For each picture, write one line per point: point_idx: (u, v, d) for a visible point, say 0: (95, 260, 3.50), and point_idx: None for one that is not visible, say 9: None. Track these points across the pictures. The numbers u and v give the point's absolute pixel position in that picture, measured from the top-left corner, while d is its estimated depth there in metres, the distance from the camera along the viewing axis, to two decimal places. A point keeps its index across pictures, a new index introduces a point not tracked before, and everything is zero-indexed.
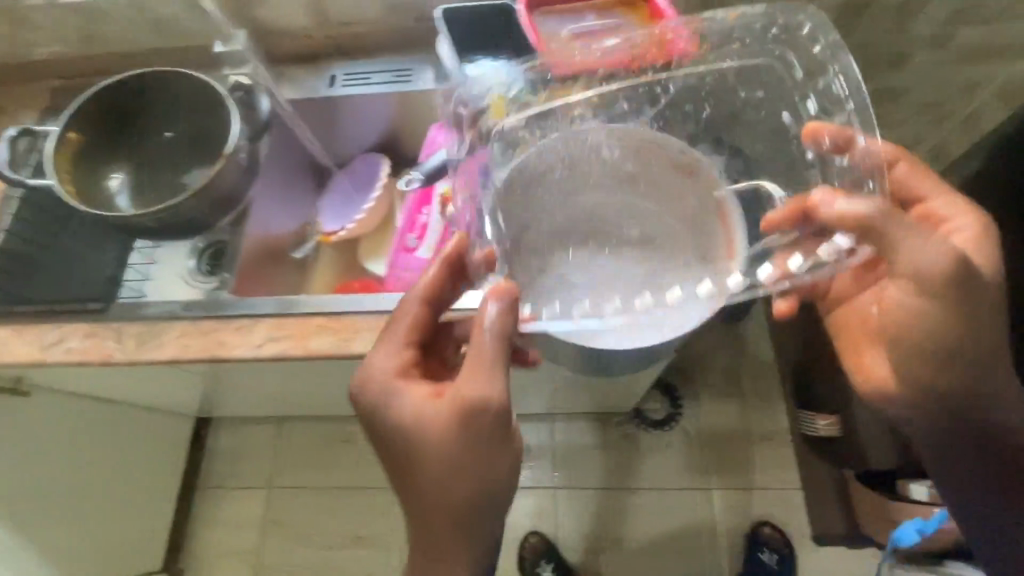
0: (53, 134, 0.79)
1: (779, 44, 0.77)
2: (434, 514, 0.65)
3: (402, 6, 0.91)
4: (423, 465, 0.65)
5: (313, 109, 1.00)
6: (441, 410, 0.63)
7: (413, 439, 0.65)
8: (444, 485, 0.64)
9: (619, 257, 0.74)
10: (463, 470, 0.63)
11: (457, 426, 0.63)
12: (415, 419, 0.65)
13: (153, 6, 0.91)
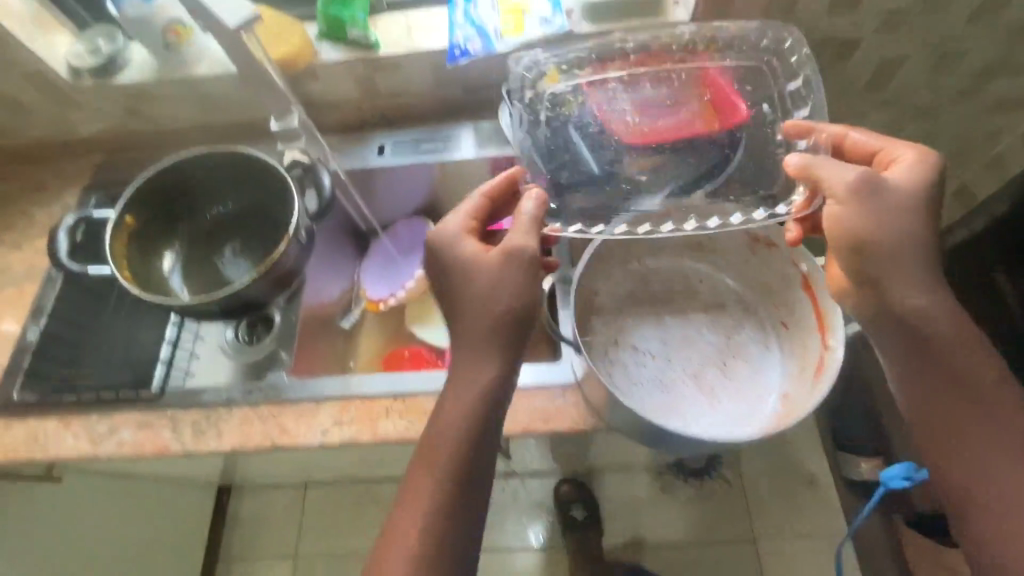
0: (112, 221, 0.78)
1: (766, 54, 0.78)
2: (472, 344, 0.62)
3: (450, 79, 0.92)
4: (472, 291, 0.62)
5: (362, 177, 0.99)
6: (496, 253, 0.62)
7: (467, 270, 0.63)
8: (490, 314, 0.61)
9: (696, 331, 0.75)
10: (511, 303, 0.61)
11: (514, 266, 0.62)
12: (472, 255, 0.63)
13: (204, 84, 0.92)
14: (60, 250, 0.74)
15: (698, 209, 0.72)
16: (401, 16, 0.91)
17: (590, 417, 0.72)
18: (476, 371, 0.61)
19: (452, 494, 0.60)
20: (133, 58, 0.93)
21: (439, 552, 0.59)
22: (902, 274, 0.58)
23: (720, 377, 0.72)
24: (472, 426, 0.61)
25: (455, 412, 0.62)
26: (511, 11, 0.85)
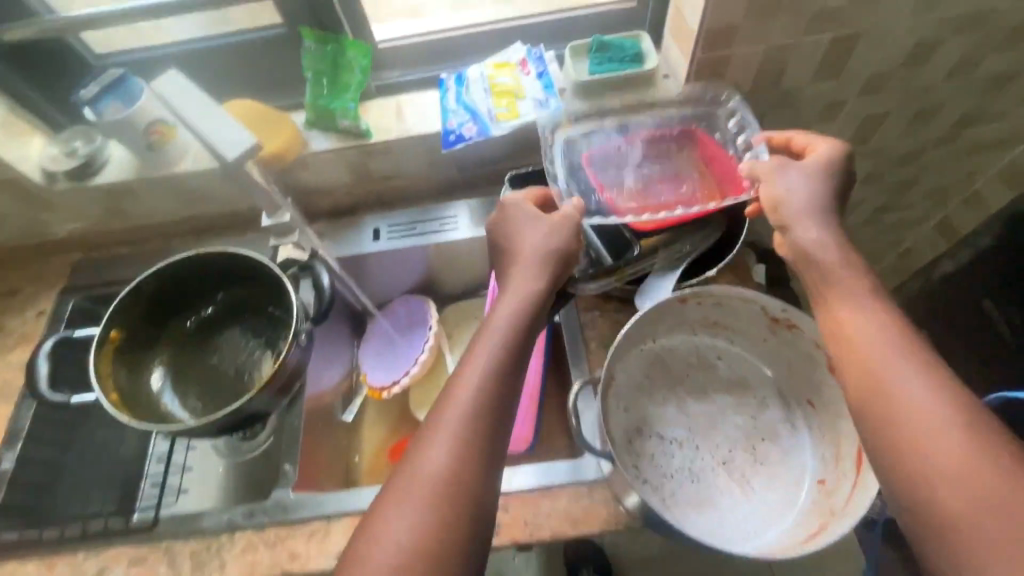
0: (97, 339, 0.73)
1: (708, 103, 0.82)
2: (522, 274, 0.64)
3: (443, 158, 0.91)
4: (527, 241, 0.66)
5: (360, 263, 0.96)
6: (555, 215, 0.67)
7: (523, 224, 0.68)
8: (539, 253, 0.65)
9: (721, 413, 0.72)
10: (559, 246, 0.65)
11: (564, 222, 0.67)
12: (529, 215, 0.69)
13: (189, 180, 0.89)
14: (40, 378, 0.69)
15: (714, 293, 0.71)
16: (391, 101, 0.90)
17: (622, 516, 0.68)
18: (525, 299, 0.62)
19: (489, 415, 0.55)
20: (113, 157, 0.90)
21: (470, 479, 0.52)
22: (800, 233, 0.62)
23: (753, 463, 0.69)
24: (515, 350, 0.59)
25: (498, 333, 0.59)
26: (503, 92, 0.84)
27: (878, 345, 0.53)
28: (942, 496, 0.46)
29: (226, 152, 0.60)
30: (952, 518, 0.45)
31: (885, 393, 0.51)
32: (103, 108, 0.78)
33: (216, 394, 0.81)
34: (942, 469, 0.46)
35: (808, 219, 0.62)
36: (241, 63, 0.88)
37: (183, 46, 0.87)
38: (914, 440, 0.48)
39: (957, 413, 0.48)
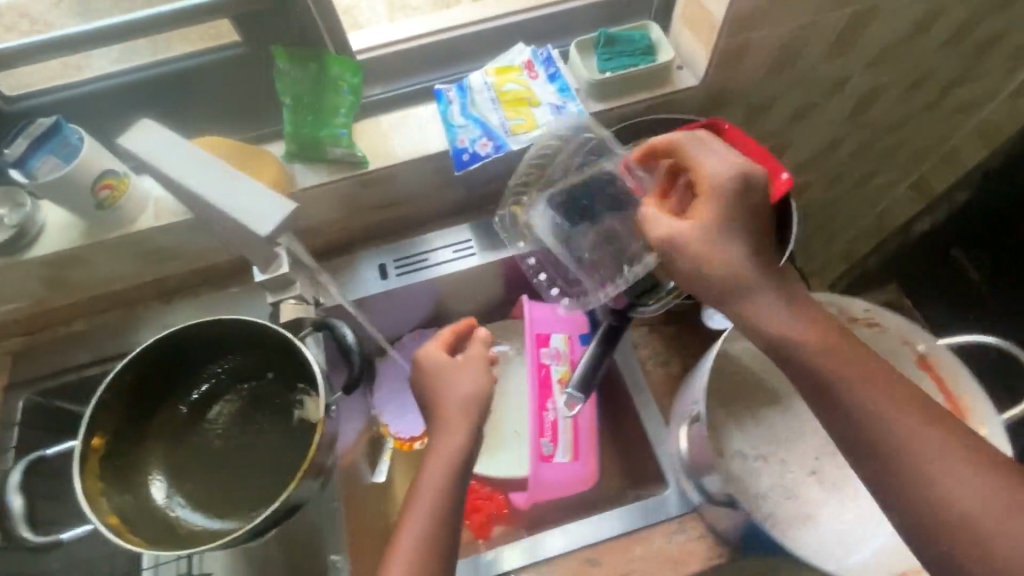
0: (78, 450, 0.60)
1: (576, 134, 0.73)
2: (447, 419, 0.64)
3: (450, 179, 0.82)
4: (448, 391, 0.66)
5: (368, 306, 0.85)
6: (459, 363, 0.68)
7: (437, 372, 0.68)
8: (460, 396, 0.66)
9: (801, 422, 0.69)
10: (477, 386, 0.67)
11: (475, 363, 0.68)
12: (443, 364, 0.68)
13: (153, 237, 0.75)
14: (15, 510, 0.55)
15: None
16: (383, 119, 0.79)
17: (721, 549, 0.64)
18: (450, 444, 0.63)
19: (433, 550, 0.58)
20: (49, 221, 0.74)
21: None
22: (720, 275, 0.53)
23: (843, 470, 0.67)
24: (450, 496, 0.61)
25: (429, 496, 0.60)
26: (514, 102, 0.76)
27: (861, 389, 0.49)
28: (959, 542, 0.45)
29: (255, 223, 0.49)
30: (970, 563, 0.44)
31: (883, 444, 0.47)
32: (35, 166, 0.63)
33: (229, 487, 0.69)
34: (955, 514, 0.45)
35: (731, 263, 0.53)
36: (198, 92, 0.74)
37: (118, 78, 0.71)
38: (921, 489, 0.46)
39: (949, 445, 0.46)
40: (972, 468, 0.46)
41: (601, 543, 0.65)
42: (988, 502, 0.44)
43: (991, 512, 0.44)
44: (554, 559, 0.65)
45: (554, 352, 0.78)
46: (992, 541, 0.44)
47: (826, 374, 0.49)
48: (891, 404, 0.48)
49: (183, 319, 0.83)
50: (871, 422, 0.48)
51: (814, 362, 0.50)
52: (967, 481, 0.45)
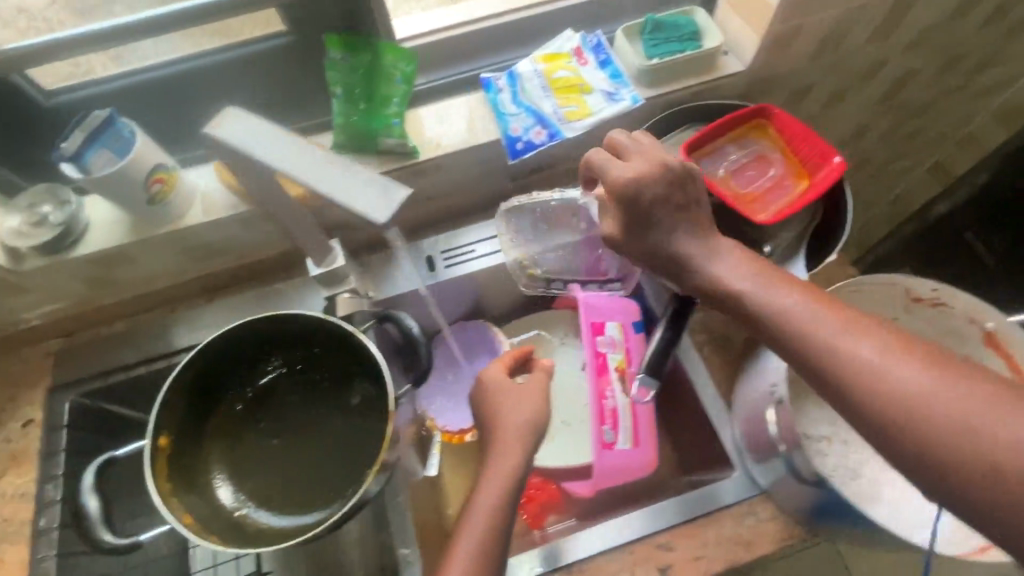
0: (148, 452, 0.60)
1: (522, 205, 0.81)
2: (504, 438, 0.64)
3: (496, 169, 0.81)
4: (506, 414, 0.66)
5: (417, 299, 0.84)
6: (516, 388, 0.68)
7: (497, 395, 0.68)
8: (519, 419, 0.65)
9: None
10: (537, 412, 0.66)
11: (535, 390, 0.68)
12: (502, 387, 0.69)
13: (201, 232, 0.74)
14: (93, 513, 0.54)
15: (861, 284, 0.64)
16: (430, 108, 0.78)
17: (791, 529, 0.65)
18: (508, 464, 0.62)
19: (482, 563, 0.56)
20: (93, 219, 0.72)
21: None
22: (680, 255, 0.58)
23: None
24: (507, 514, 0.59)
25: (481, 515, 0.58)
26: (565, 89, 0.75)
27: (812, 322, 0.48)
28: (960, 463, 0.39)
29: (353, 198, 0.41)
30: (978, 484, 0.38)
31: (847, 373, 0.45)
32: (90, 160, 0.62)
33: (295, 484, 0.68)
34: (944, 430, 0.40)
35: (681, 247, 0.57)
36: (240, 86, 0.73)
37: (164, 71, 0.70)
38: (896, 410, 0.42)
39: (916, 360, 0.43)
40: (948, 379, 0.42)
41: (673, 527, 0.66)
42: (974, 409, 0.40)
43: (981, 417, 0.39)
44: (628, 545, 0.66)
45: (610, 341, 0.78)
46: (990, 450, 0.38)
47: (776, 318, 0.50)
48: (843, 331, 0.47)
49: (227, 316, 0.82)
50: (832, 351, 0.46)
51: (765, 310, 0.51)
52: (944, 392, 0.41)
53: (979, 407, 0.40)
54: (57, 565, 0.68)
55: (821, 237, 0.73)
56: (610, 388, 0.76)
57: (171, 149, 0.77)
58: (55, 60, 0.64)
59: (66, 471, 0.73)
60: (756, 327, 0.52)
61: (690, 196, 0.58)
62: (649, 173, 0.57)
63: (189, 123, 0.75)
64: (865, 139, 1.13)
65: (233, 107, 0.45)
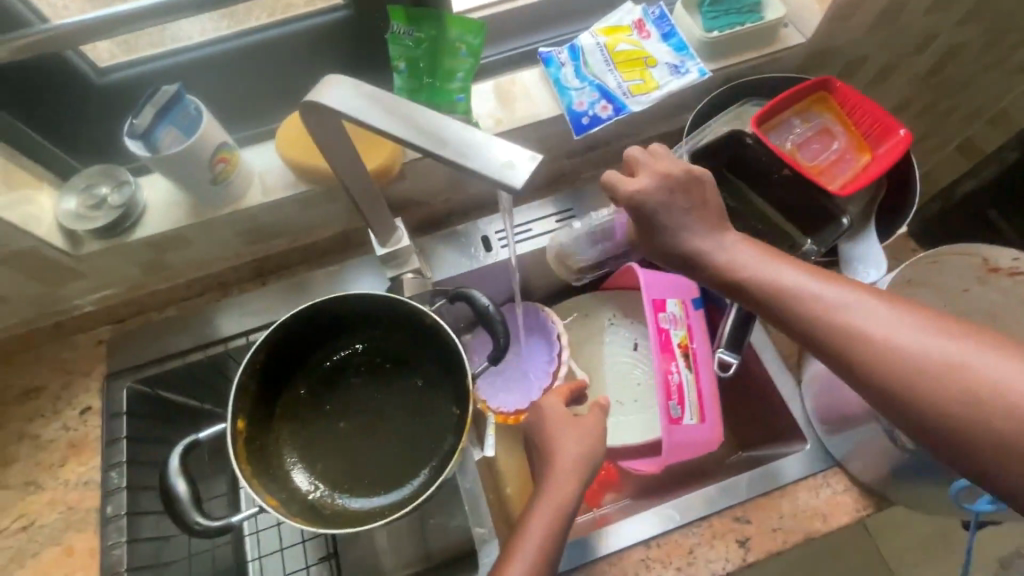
0: (228, 436, 0.61)
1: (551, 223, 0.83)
2: (559, 468, 0.61)
3: (553, 146, 0.80)
4: (562, 444, 0.63)
5: (473, 279, 0.82)
6: (569, 422, 0.65)
7: (552, 424, 0.65)
8: (575, 446, 0.63)
9: None
10: (593, 452, 0.63)
11: (593, 425, 0.65)
12: (559, 418, 0.66)
13: (260, 215, 0.73)
14: (183, 496, 0.56)
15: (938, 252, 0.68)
16: (487, 86, 0.76)
17: (865, 499, 0.67)
18: (564, 491, 0.59)
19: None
20: (150, 202, 0.70)
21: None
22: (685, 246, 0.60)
23: None
24: (558, 542, 0.57)
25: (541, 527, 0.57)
26: (628, 63, 0.75)
27: (810, 294, 0.51)
28: (955, 417, 0.42)
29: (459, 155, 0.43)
30: (973, 435, 0.41)
31: (848, 340, 0.47)
32: (159, 138, 0.60)
33: (364, 466, 0.67)
34: (939, 387, 0.43)
35: (685, 239, 0.60)
36: (297, 65, 0.73)
37: (221, 45, 0.68)
38: (895, 371, 0.45)
39: (911, 323, 0.46)
40: (939, 337, 0.44)
41: (747, 501, 0.67)
42: (963, 364, 0.42)
43: (973, 373, 0.42)
44: (706, 519, 0.67)
45: (672, 320, 0.77)
46: (981, 403, 0.41)
47: (775, 294, 0.53)
48: (840, 299, 0.49)
49: (282, 300, 0.80)
50: (831, 322, 0.49)
51: (771, 292, 0.53)
52: (936, 350, 0.44)
53: (970, 361, 0.42)
54: (126, 552, 0.67)
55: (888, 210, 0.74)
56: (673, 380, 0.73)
57: (226, 127, 0.76)
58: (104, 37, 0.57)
59: (129, 457, 0.71)
60: (760, 304, 0.54)
61: (699, 201, 0.60)
62: (653, 188, 0.60)
63: (244, 100, 0.74)
64: (902, 117, 1.13)
65: (336, 74, 0.48)
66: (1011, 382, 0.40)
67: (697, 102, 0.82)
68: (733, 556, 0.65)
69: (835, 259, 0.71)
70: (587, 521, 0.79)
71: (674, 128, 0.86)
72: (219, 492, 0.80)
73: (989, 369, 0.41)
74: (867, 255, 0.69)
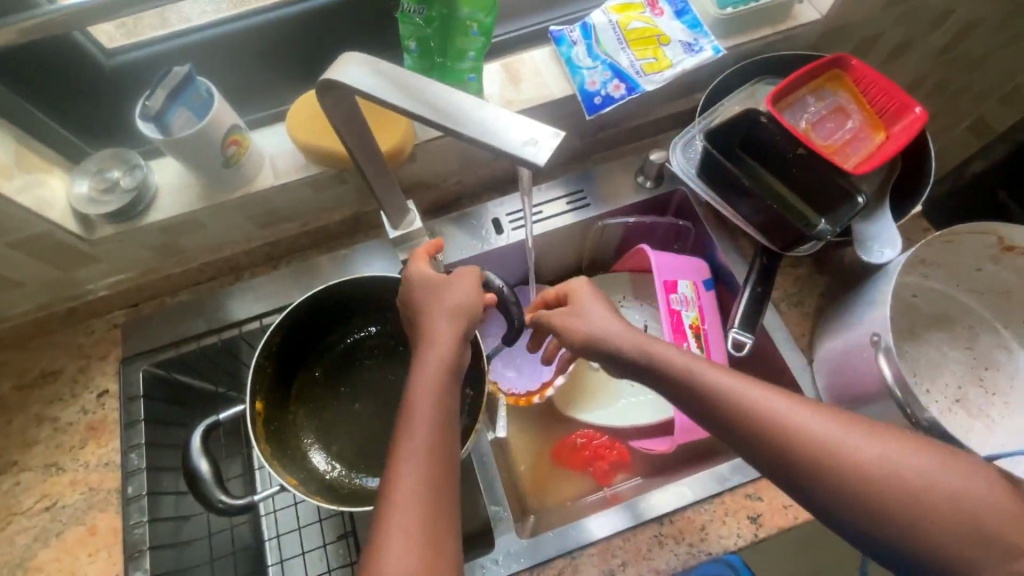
0: (248, 417, 0.61)
1: (565, 209, 0.83)
2: (432, 345, 0.53)
3: (563, 126, 0.79)
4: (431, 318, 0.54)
5: (485, 261, 0.82)
6: (458, 290, 0.56)
7: (426, 296, 0.56)
8: (449, 305, 0.55)
9: (945, 356, 0.75)
10: (471, 294, 0.56)
11: (465, 281, 0.56)
12: (427, 284, 0.56)
13: (270, 198, 0.73)
14: (206, 475, 0.57)
15: (952, 232, 0.68)
16: (495, 67, 0.76)
17: None
18: (442, 351, 0.52)
19: (438, 478, 0.47)
20: (161, 185, 0.70)
21: (445, 561, 0.45)
22: (618, 339, 0.59)
23: (984, 393, 0.72)
24: (448, 407, 0.51)
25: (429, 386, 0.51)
26: (642, 41, 0.74)
27: (746, 394, 0.52)
28: (899, 509, 0.45)
29: (465, 131, 0.43)
30: (919, 524, 0.45)
31: (797, 447, 0.49)
32: (171, 120, 0.59)
33: (381, 447, 0.68)
34: (880, 479, 0.46)
35: (619, 330, 0.60)
36: (304, 45, 0.72)
37: (226, 25, 0.67)
38: (841, 471, 0.47)
39: (842, 422, 0.49)
40: (868, 436, 0.48)
41: (759, 478, 0.68)
42: (894, 455, 0.47)
43: (898, 461, 0.46)
44: (718, 496, 0.68)
45: (683, 299, 0.77)
46: (922, 497, 0.45)
47: (717, 393, 0.53)
48: (779, 401, 0.51)
49: (291, 284, 0.81)
50: (770, 420, 0.50)
51: (716, 392, 0.53)
52: (870, 447, 0.47)
53: (904, 460, 0.46)
54: (148, 531, 0.67)
55: (904, 187, 0.73)
56: None
57: (237, 111, 0.75)
58: (108, 19, 0.56)
59: (147, 439, 0.72)
60: (698, 405, 0.54)
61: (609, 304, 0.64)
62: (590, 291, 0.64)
63: (252, 82, 0.74)
64: (914, 95, 1.11)
65: (352, 52, 0.47)
66: (942, 474, 0.45)
67: (708, 82, 0.81)
68: (745, 531, 0.66)
69: (849, 238, 0.71)
70: (599, 500, 0.79)
71: (685, 107, 0.85)
72: (236, 473, 0.81)
73: (920, 465, 0.46)
74: (882, 235, 0.69)
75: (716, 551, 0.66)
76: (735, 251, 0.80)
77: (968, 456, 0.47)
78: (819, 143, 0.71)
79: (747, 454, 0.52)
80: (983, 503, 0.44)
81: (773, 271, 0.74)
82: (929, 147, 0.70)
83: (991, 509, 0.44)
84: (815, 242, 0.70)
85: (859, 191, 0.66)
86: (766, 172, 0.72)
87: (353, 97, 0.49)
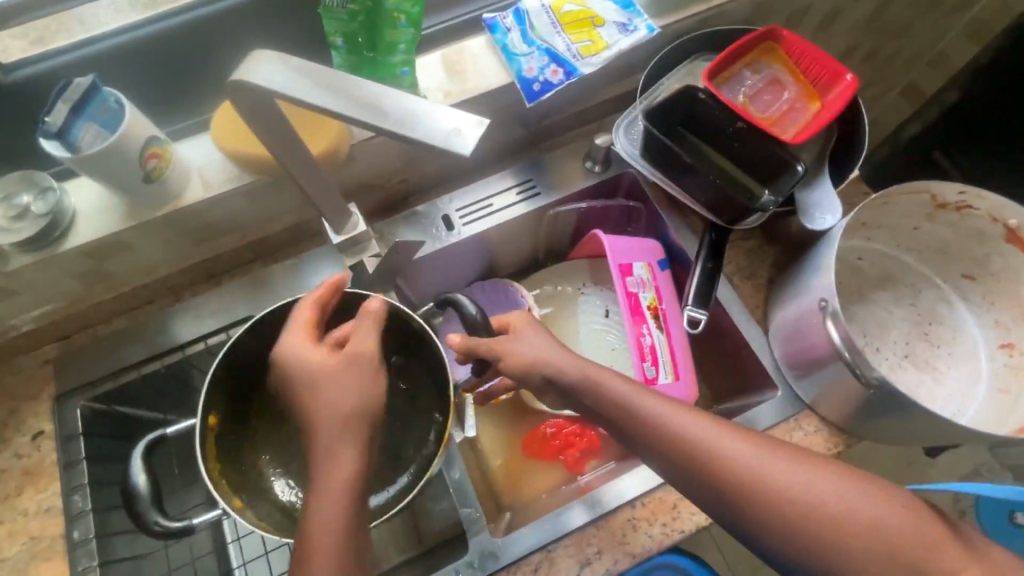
0: (196, 435, 0.58)
1: (515, 199, 0.81)
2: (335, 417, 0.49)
3: (506, 116, 0.78)
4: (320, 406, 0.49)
5: (438, 261, 0.80)
6: (351, 369, 0.51)
7: (308, 383, 0.50)
8: (341, 387, 0.50)
9: (891, 314, 0.77)
10: (369, 388, 0.50)
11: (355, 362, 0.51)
12: (312, 363, 0.51)
13: (201, 213, 0.69)
14: (143, 493, 0.56)
15: (889, 193, 0.70)
16: (429, 59, 0.73)
17: (838, 437, 0.70)
18: (344, 416, 0.49)
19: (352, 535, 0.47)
20: (79, 208, 0.65)
21: None
22: (560, 363, 0.58)
23: (929, 348, 0.75)
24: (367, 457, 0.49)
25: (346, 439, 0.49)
26: (576, 24, 0.73)
27: (686, 426, 0.52)
28: (822, 541, 0.47)
29: (386, 124, 0.41)
30: (841, 552, 0.47)
31: (730, 476, 0.50)
32: (78, 136, 0.55)
33: None
34: (809, 510, 0.48)
35: (562, 358, 0.58)
36: (223, 47, 0.68)
37: (135, 31, 0.63)
38: (772, 501, 0.49)
39: (773, 453, 0.51)
40: (797, 468, 0.50)
41: None
42: (823, 485, 0.49)
43: (826, 494, 0.48)
44: None
45: (638, 281, 0.76)
46: (845, 529, 0.47)
47: (656, 423, 0.53)
48: (715, 434, 0.52)
49: (238, 302, 0.77)
50: (707, 452, 0.51)
51: (656, 423, 0.53)
52: (798, 479, 0.49)
53: (830, 494, 0.48)
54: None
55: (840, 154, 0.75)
56: (645, 350, 0.73)
57: (158, 122, 0.71)
58: None
59: (91, 478, 0.67)
60: (637, 435, 0.54)
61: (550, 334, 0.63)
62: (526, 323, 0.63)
63: (172, 92, 0.69)
64: (849, 62, 1.14)
65: (265, 49, 0.45)
66: (864, 505, 0.47)
67: (646, 63, 0.81)
68: None
69: (792, 208, 0.72)
70: (572, 490, 0.78)
71: (627, 88, 0.85)
72: (196, 502, 0.77)
73: (845, 498, 0.48)
74: (823, 202, 0.70)
75: (689, 528, 0.66)
76: (686, 229, 0.81)
77: (889, 484, 0.49)
78: (762, 111, 0.73)
79: (682, 483, 0.53)
80: (902, 530, 0.46)
81: (722, 245, 0.75)
82: (860, 113, 0.72)
83: (908, 541, 0.46)
84: (759, 215, 0.71)
85: (799, 161, 0.67)
86: (705, 147, 0.73)
87: (269, 98, 0.46)
